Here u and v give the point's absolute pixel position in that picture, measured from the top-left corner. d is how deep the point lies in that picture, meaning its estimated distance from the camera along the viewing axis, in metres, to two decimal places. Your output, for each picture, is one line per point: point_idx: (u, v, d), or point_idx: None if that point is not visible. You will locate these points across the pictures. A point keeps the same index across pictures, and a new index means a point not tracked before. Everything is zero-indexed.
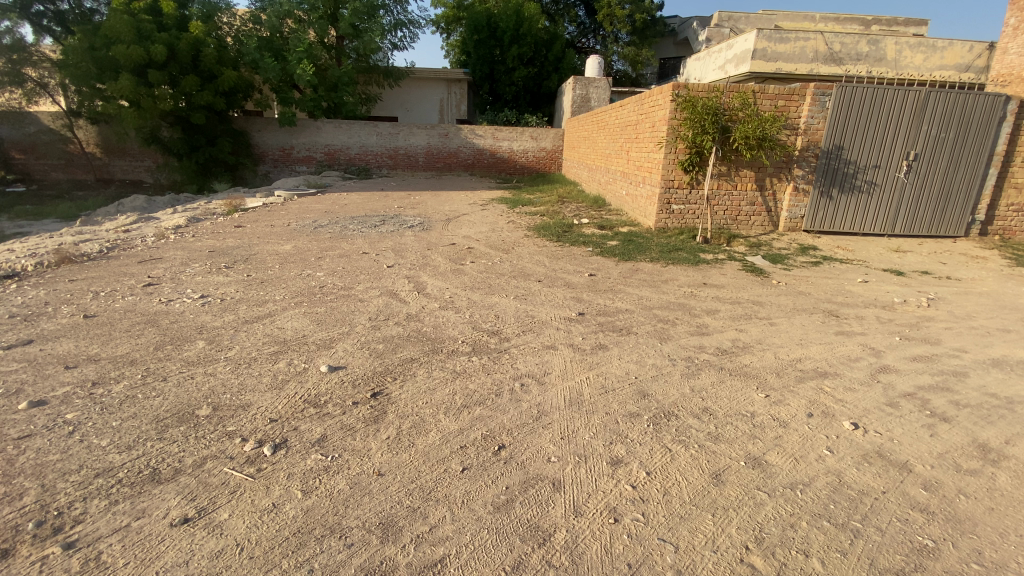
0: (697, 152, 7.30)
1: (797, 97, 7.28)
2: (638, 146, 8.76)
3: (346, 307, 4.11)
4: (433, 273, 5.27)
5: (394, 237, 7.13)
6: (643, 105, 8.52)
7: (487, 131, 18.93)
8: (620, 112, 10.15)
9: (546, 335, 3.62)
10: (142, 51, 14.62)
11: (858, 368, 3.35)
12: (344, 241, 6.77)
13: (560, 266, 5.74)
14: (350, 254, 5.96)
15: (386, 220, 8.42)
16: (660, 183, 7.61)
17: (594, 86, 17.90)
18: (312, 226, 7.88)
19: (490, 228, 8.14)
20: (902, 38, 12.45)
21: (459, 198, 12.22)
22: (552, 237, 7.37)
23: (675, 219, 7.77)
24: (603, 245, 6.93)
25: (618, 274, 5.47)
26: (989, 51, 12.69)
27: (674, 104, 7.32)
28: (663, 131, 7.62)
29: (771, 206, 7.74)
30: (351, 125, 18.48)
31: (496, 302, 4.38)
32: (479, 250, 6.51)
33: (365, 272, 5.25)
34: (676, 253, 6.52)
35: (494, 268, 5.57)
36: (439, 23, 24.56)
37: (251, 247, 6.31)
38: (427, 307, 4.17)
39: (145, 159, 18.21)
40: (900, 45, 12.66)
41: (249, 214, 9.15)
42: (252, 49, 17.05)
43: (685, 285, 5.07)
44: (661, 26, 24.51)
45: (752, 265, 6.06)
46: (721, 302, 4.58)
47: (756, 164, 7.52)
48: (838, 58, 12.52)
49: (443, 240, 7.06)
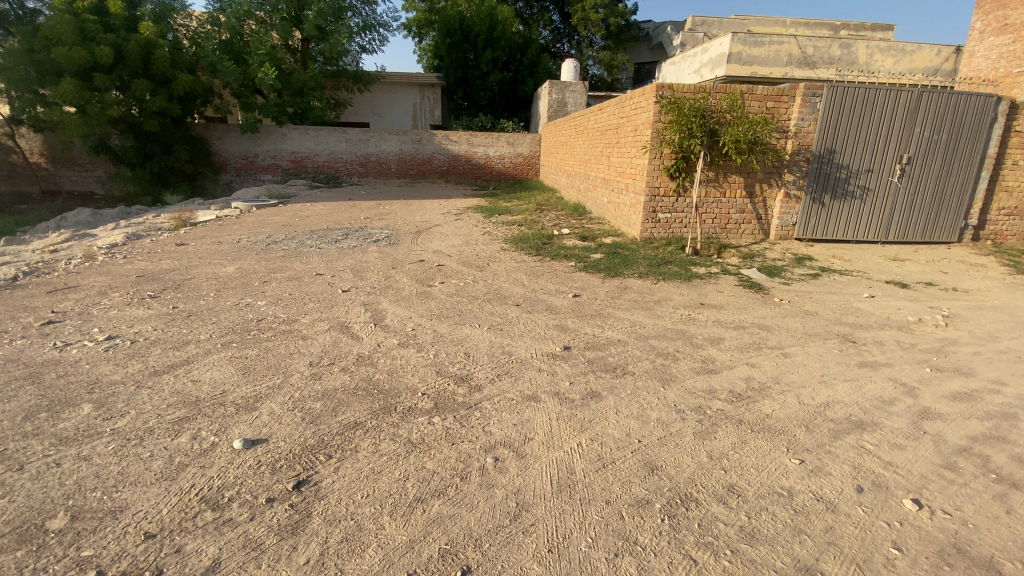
0: (684, 157, 6.80)
1: (786, 98, 6.85)
2: (620, 151, 8.26)
3: (284, 350, 3.42)
4: (395, 298, 4.59)
5: (356, 253, 6.43)
6: (625, 107, 8.02)
7: (461, 137, 18.32)
8: (599, 116, 9.63)
9: (525, 381, 2.99)
10: (86, 53, 13.56)
11: (897, 416, 2.79)
12: (298, 260, 6.04)
13: (541, 286, 5.13)
14: (301, 277, 5.24)
15: (349, 233, 7.69)
16: (645, 191, 7.08)
17: (570, 90, 17.48)
18: (265, 243, 7.11)
19: (464, 241, 7.49)
20: (872, 41, 12.33)
21: (432, 207, 11.54)
22: (531, 251, 6.77)
23: (662, 229, 7.25)
24: (586, 259, 6.36)
25: (605, 294, 4.89)
26: (956, 55, 12.66)
27: (658, 105, 6.80)
28: (646, 135, 7.10)
29: (761, 214, 7.30)
30: (318, 131, 17.61)
31: (466, 334, 3.74)
32: (449, 267, 5.86)
33: (314, 298, 4.53)
34: (664, 267, 5.99)
35: (465, 290, 4.93)
36: (411, 26, 23.86)
37: (188, 271, 5.53)
38: (383, 345, 3.51)
39: (97, 169, 17.00)
40: (871, 49, 12.55)
41: (198, 229, 8.31)
42: (209, 52, 16.00)
43: (680, 307, 4.52)
44: (636, 31, 24.28)
45: (749, 280, 5.55)
46: (723, 328, 4.03)
47: (745, 169, 7.05)
48: (812, 62, 12.31)
49: (410, 256, 6.39)
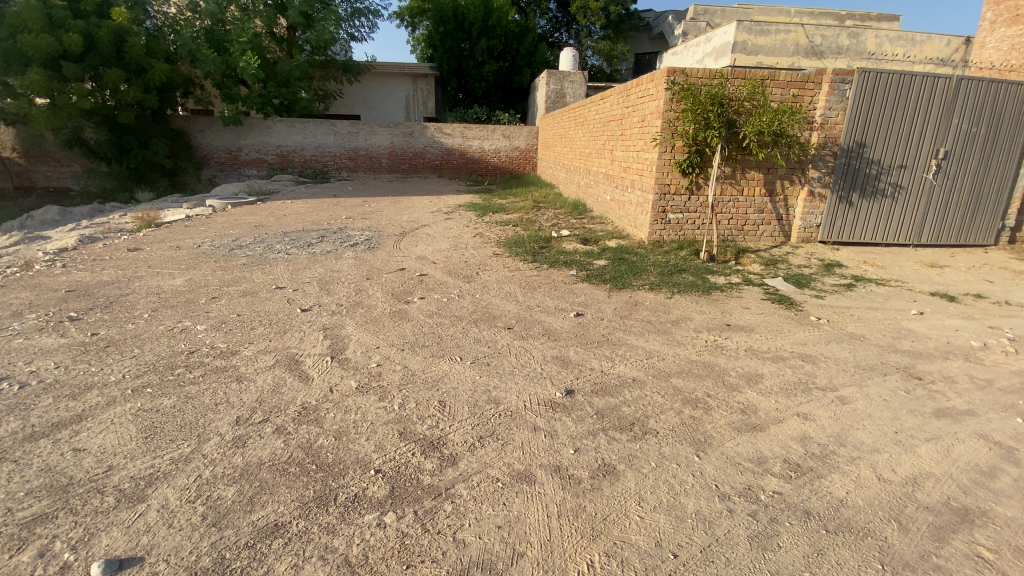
0: (698, 151, 6.06)
1: (812, 85, 6.13)
2: (624, 144, 7.53)
3: (209, 400, 2.69)
4: (365, 319, 3.87)
5: (329, 260, 5.70)
6: (630, 96, 7.27)
7: (455, 129, 17.50)
8: (602, 106, 8.87)
9: (515, 447, 2.27)
10: (54, 40, 12.58)
11: (1009, 498, 2.08)
12: (259, 269, 5.29)
13: (539, 301, 4.40)
14: (258, 291, 4.51)
15: (326, 236, 6.94)
16: (654, 188, 6.33)
17: (569, 80, 16.66)
18: (229, 248, 6.36)
19: (453, 244, 6.77)
20: (882, 30, 11.34)
21: (422, 204, 10.78)
22: (526, 256, 6.04)
23: (672, 231, 6.51)
24: (588, 266, 5.63)
25: (612, 311, 4.16)
26: (967, 45, 11.74)
27: (669, 93, 6.04)
28: (655, 126, 6.34)
29: (783, 214, 6.57)
30: (305, 124, 16.78)
31: (444, 372, 3.00)
32: (433, 277, 5.11)
33: (266, 321, 3.79)
34: (678, 275, 5.26)
35: (448, 308, 4.19)
36: (404, 15, 22.93)
37: (130, 284, 4.78)
38: (339, 390, 2.77)
39: (73, 164, 16.07)
40: (880, 39, 11.59)
41: (161, 231, 7.56)
42: (188, 39, 15.08)
43: (704, 330, 3.80)
44: (636, 20, 23.37)
45: (776, 293, 4.85)
46: (759, 360, 3.31)
47: (766, 164, 6.33)
48: (819, 52, 11.45)
49: (388, 263, 5.64)
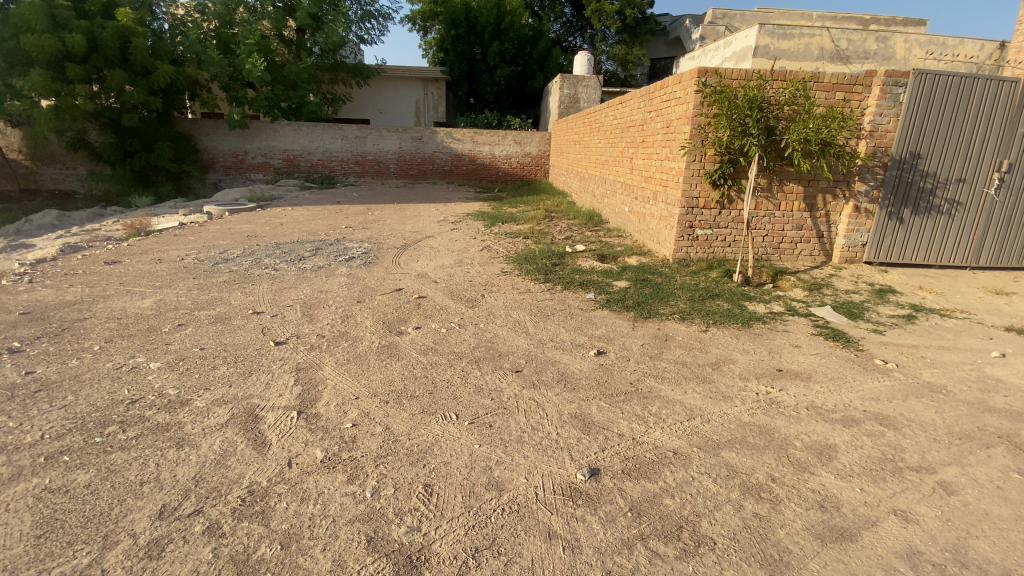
0: (731, 160, 5.42)
1: (860, 88, 5.51)
2: (645, 152, 6.91)
3: (135, 476, 2.11)
4: (349, 356, 3.29)
5: (319, 277, 5.15)
6: (653, 99, 6.64)
7: (466, 134, 17.00)
8: (620, 110, 8.27)
9: (522, 570, 1.67)
10: (57, 41, 12.27)
11: None
12: (242, 289, 4.75)
13: (553, 332, 3.79)
14: (232, 317, 3.95)
15: (320, 249, 6.39)
16: (680, 202, 5.69)
17: (583, 85, 16.09)
18: (214, 261, 5.82)
19: (458, 259, 6.19)
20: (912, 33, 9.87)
21: (428, 212, 10.24)
22: (537, 275, 5.43)
23: (700, 248, 5.85)
24: (608, 288, 5.01)
25: (640, 348, 3.53)
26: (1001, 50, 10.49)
27: (700, 95, 5.39)
28: (682, 132, 5.69)
29: (824, 231, 5.90)
30: (312, 128, 16.38)
31: (435, 436, 2.40)
32: (432, 300, 4.51)
33: (231, 358, 3.22)
34: (711, 302, 4.63)
35: (447, 340, 3.60)
36: (416, 19, 22.53)
37: (92, 305, 4.24)
38: (299, 465, 2.18)
39: (79, 167, 15.80)
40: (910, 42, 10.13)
41: (148, 241, 7.06)
42: (194, 42, 14.75)
43: (752, 379, 3.16)
44: (652, 24, 22.76)
45: (826, 326, 4.19)
46: (826, 426, 2.67)
47: (806, 176, 5.68)
48: (846, 58, 10.15)
49: (384, 282, 5.07)
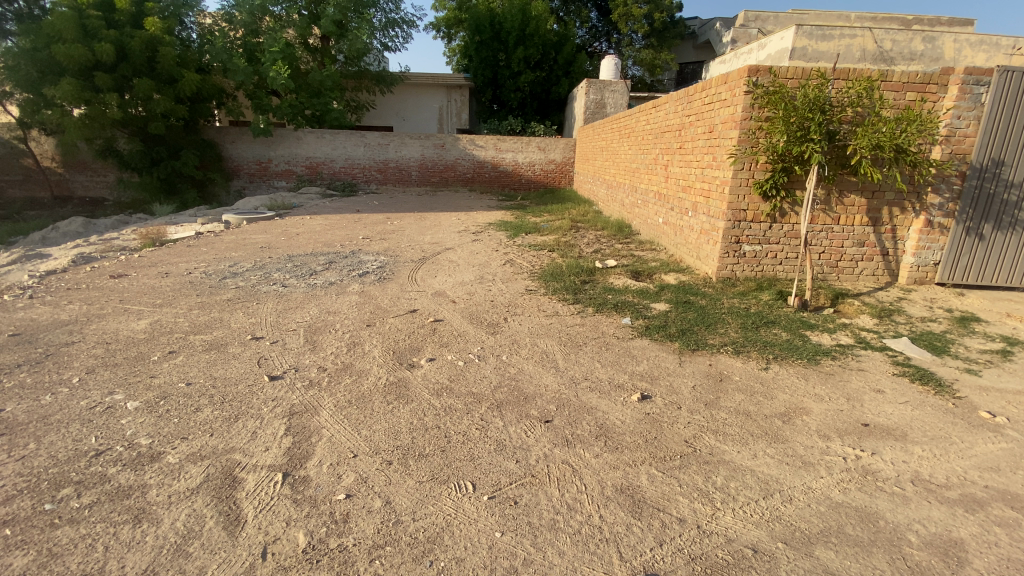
0: (785, 169, 4.85)
1: (934, 87, 4.86)
2: (683, 159, 6.37)
3: (75, 568, 1.71)
4: (351, 396, 2.84)
5: (330, 295, 4.77)
6: (693, 101, 6.09)
7: (489, 141, 16.65)
8: (653, 114, 7.73)
9: None
10: (85, 49, 12.39)
11: None
12: (245, 308, 4.37)
13: (588, 366, 3.28)
14: (229, 344, 3.56)
15: (334, 262, 6.02)
16: (726, 215, 5.14)
17: (610, 90, 15.57)
18: (221, 276, 5.49)
19: (479, 274, 5.73)
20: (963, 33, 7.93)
21: (449, 222, 9.85)
22: (565, 295, 4.92)
23: (747, 265, 5.27)
24: (646, 311, 4.46)
25: (691, 392, 3.00)
26: None
27: (750, 97, 4.83)
28: (728, 138, 5.14)
29: (889, 248, 5.26)
30: (335, 135, 16.25)
31: (446, 517, 1.92)
32: (449, 324, 4.03)
33: (219, 397, 2.82)
34: (766, 331, 4.06)
35: (466, 376, 3.12)
36: (439, 26, 22.34)
37: (84, 327, 3.90)
38: (275, 558, 1.73)
39: (109, 174, 15.98)
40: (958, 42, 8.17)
41: (160, 252, 6.82)
42: (220, 49, 14.76)
43: (834, 437, 2.61)
44: (681, 27, 22.07)
45: (908, 364, 3.58)
46: (943, 511, 2.10)
47: (870, 186, 5.06)
48: (889, 61, 8.23)
49: (398, 301, 4.62)
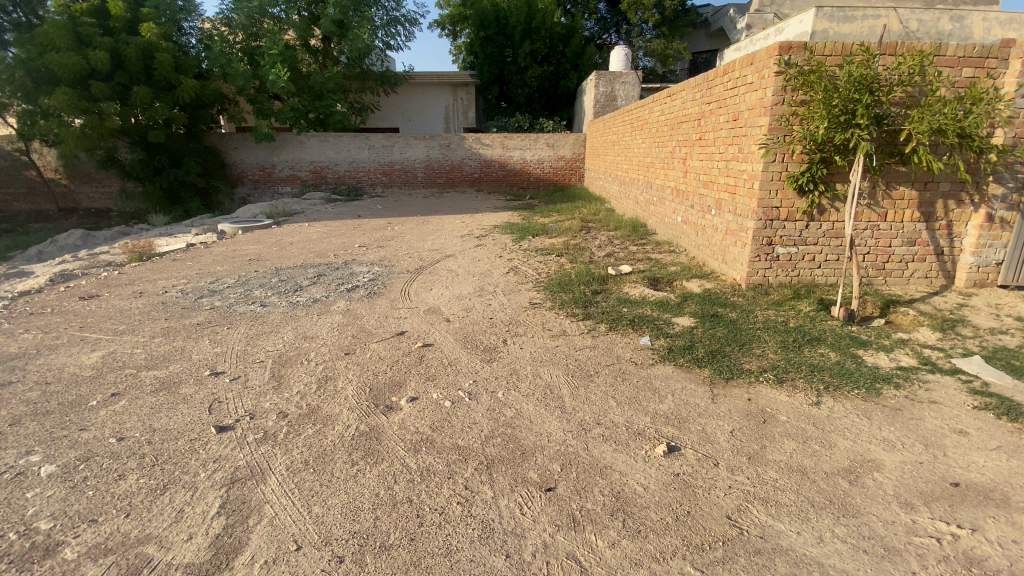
0: (824, 160, 4.23)
1: (998, 61, 4.17)
2: (704, 151, 5.76)
3: None
4: (309, 454, 2.33)
5: (311, 316, 4.28)
6: (714, 87, 5.47)
7: (495, 140, 16.11)
8: (668, 104, 7.13)
9: None
10: (80, 58, 12.16)
11: None
12: (213, 335, 3.89)
13: (600, 405, 2.72)
14: (182, 382, 3.09)
15: (323, 275, 5.55)
16: (756, 213, 4.54)
17: (620, 81, 14.92)
18: (199, 294, 5.05)
19: (480, 285, 5.18)
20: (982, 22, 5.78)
21: (453, 225, 9.34)
22: (573, 309, 4.37)
23: (781, 270, 4.66)
24: (667, 328, 3.87)
25: (728, 440, 2.44)
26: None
27: (782, 78, 4.21)
28: (756, 126, 4.52)
29: (944, 247, 4.58)
30: (338, 138, 15.85)
31: None
32: (440, 350, 3.49)
33: (153, 459, 2.35)
34: (810, 352, 3.46)
35: (451, 421, 2.58)
36: (444, 23, 21.86)
37: (30, 362, 3.48)
38: None
39: (114, 185, 15.80)
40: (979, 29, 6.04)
41: (143, 267, 6.44)
42: (219, 54, 14.43)
43: (920, 507, 2.01)
44: (693, 15, 21.23)
45: (990, 392, 2.95)
46: None
47: (921, 177, 4.40)
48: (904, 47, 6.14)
49: (385, 321, 4.08)
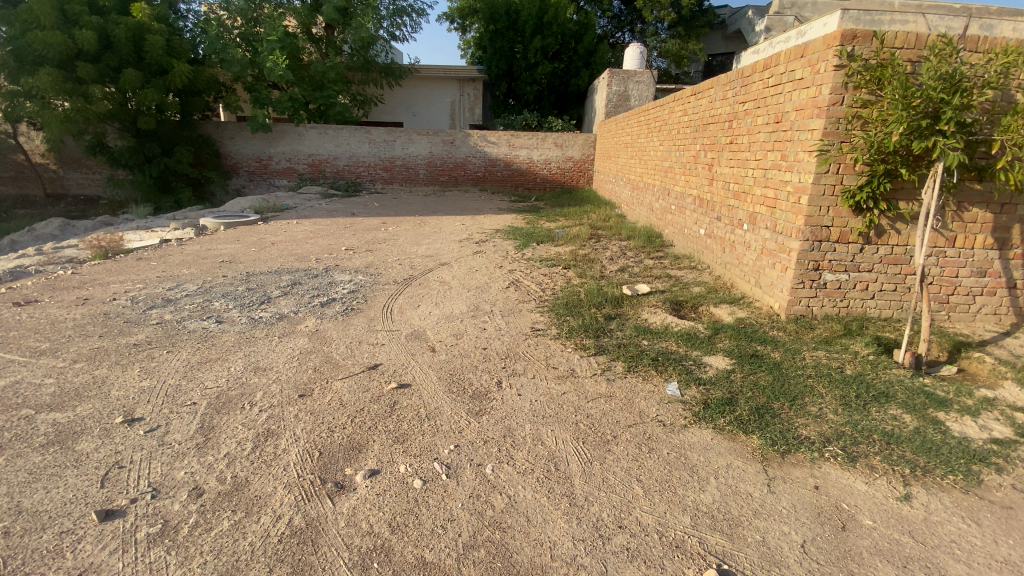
0: (890, 172, 3.54)
1: None
2: (735, 156, 5.08)
3: None
4: (214, 569, 1.66)
5: (273, 337, 3.59)
6: (751, 83, 4.78)
7: (501, 138, 15.43)
8: (693, 103, 6.44)
9: None
10: (66, 37, 11.52)
11: None
12: (148, 362, 3.21)
13: (619, 495, 2.04)
14: (83, 434, 2.42)
15: (298, 285, 4.87)
16: (802, 231, 3.84)
17: (635, 81, 14.20)
18: (152, 304, 4.37)
19: (475, 303, 4.51)
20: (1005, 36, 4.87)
21: (452, 228, 8.65)
22: (583, 340, 3.67)
23: (828, 300, 3.96)
24: (698, 372, 3.17)
25: (800, 564, 1.76)
26: None
27: (842, 74, 3.51)
28: (805, 129, 3.82)
29: (1021, 279, 3.87)
30: (337, 130, 15.18)
31: None
32: (418, 394, 2.81)
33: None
34: (877, 413, 2.77)
35: (419, 516, 1.89)
36: (454, 17, 21.17)
37: None
38: None
39: (103, 171, 15.14)
40: None
41: (103, 267, 5.76)
42: (214, 38, 13.74)
43: None
44: (710, 16, 20.43)
45: None
46: None
47: (1000, 197, 3.70)
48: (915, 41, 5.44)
49: (357, 349, 3.39)
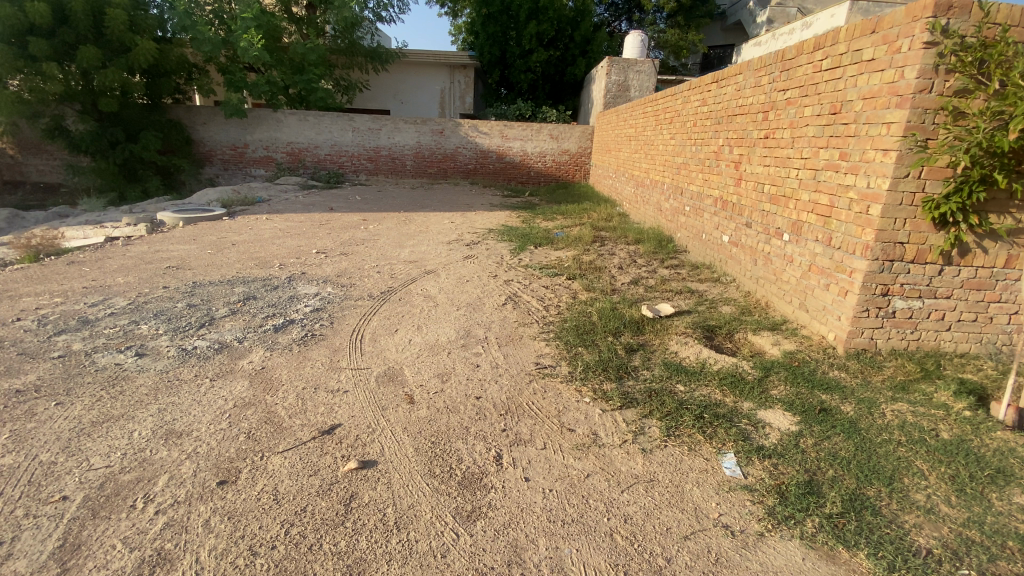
0: (989, 177, 2.82)
1: None
2: (771, 152, 4.35)
3: None
4: None
5: (204, 379, 2.77)
6: (794, 67, 4.05)
7: (494, 128, 14.55)
8: (714, 91, 5.70)
9: None
10: (16, 10, 10.54)
11: None
12: (23, 421, 2.36)
13: None
14: None
15: (252, 299, 4.06)
16: (870, 248, 3.12)
17: (635, 70, 13.35)
18: (64, 326, 3.51)
19: (467, 327, 3.72)
20: None
21: (442, 227, 7.82)
22: (603, 383, 2.91)
23: (895, 331, 3.25)
24: (757, 437, 2.43)
25: None
26: None
27: (934, 52, 2.78)
28: (877, 121, 3.09)
29: None
30: (319, 117, 14.18)
31: None
32: (385, 479, 2.03)
33: None
34: (1005, 505, 2.05)
35: None
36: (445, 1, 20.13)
37: None
38: None
39: (64, 158, 13.98)
40: None
41: (23, 273, 4.84)
42: (182, 14, 12.56)
43: None
44: (711, 5, 19.58)
45: None
46: None
47: None
48: None
49: (310, 399, 2.59)
